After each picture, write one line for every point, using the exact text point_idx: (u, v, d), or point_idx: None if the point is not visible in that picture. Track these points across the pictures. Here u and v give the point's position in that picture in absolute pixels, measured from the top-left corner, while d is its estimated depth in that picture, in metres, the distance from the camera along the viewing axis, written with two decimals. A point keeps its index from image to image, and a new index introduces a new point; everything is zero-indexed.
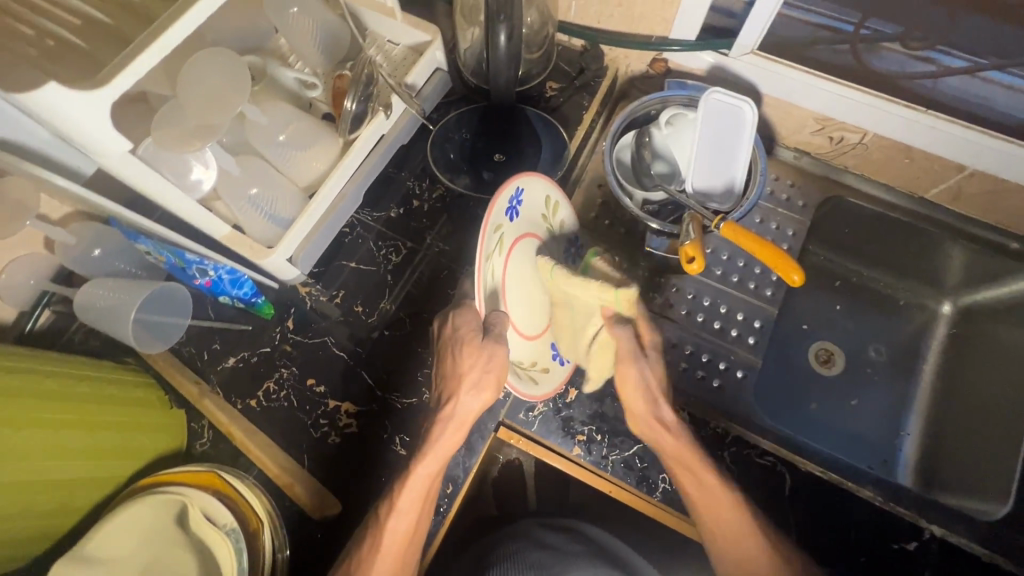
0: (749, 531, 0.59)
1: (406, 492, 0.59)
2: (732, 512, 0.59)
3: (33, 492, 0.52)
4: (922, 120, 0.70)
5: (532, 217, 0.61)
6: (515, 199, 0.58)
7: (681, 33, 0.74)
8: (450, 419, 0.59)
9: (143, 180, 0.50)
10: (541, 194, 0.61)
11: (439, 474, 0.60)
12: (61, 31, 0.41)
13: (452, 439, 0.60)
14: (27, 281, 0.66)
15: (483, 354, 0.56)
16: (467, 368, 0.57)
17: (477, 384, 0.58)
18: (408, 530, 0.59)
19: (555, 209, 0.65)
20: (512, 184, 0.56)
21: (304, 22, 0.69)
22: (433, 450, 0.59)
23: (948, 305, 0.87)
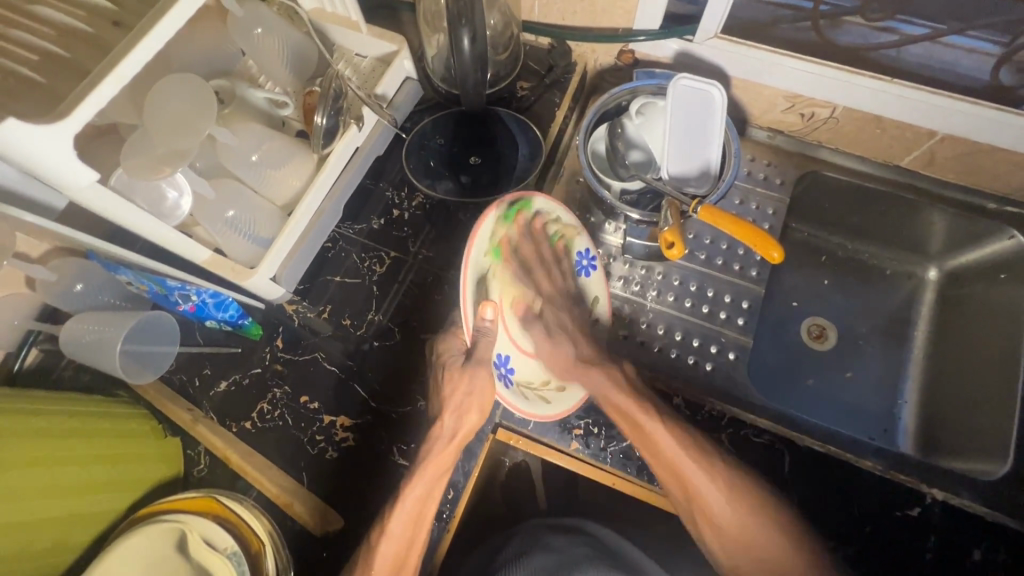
0: (702, 484, 0.64)
1: (398, 514, 0.61)
2: (668, 447, 0.64)
3: (29, 532, 0.51)
4: (889, 89, 0.71)
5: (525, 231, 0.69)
6: (509, 210, 0.65)
7: (644, 23, 0.75)
8: (441, 436, 0.63)
9: (115, 210, 0.50)
10: (535, 212, 0.69)
11: (430, 495, 0.62)
12: (20, 69, 0.42)
13: (443, 456, 0.63)
14: (12, 321, 0.66)
15: (469, 376, 0.62)
16: (454, 392, 0.62)
17: (461, 407, 0.63)
18: (396, 555, 0.60)
19: (555, 219, 0.71)
20: (503, 204, 0.64)
21: (270, 42, 0.70)
22: (426, 468, 0.62)
23: (934, 270, 0.87)
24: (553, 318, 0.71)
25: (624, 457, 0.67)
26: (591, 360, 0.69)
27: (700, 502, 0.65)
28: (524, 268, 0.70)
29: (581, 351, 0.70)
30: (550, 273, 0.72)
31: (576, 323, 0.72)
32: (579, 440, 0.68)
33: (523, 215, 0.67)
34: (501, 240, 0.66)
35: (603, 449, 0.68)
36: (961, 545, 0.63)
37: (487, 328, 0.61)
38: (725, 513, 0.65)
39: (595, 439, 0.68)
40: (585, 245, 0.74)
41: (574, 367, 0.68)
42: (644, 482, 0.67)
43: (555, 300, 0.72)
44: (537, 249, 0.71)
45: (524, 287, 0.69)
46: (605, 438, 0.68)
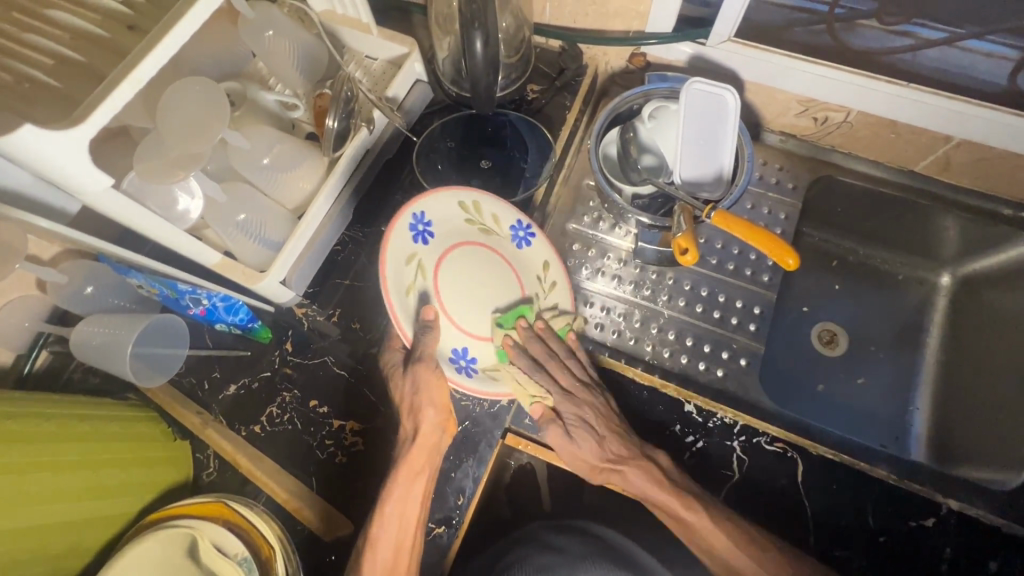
0: (748, 566, 0.59)
1: (384, 517, 0.60)
2: (710, 535, 0.60)
3: (41, 537, 0.51)
4: (905, 94, 0.70)
5: (450, 229, 0.67)
6: (419, 222, 0.64)
7: (657, 26, 0.74)
8: (410, 437, 0.63)
9: (128, 212, 0.49)
10: (452, 207, 0.67)
11: (409, 507, 0.61)
12: (36, 73, 0.41)
13: (415, 456, 0.62)
14: (21, 323, 0.65)
15: (410, 376, 0.62)
16: (402, 391, 0.63)
17: (412, 405, 0.63)
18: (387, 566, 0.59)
19: (477, 208, 0.68)
20: (408, 212, 0.63)
21: (280, 43, 0.69)
22: (398, 471, 0.61)
23: (947, 276, 0.86)
24: (571, 413, 0.66)
25: None
26: (625, 456, 0.65)
27: (732, 566, 0.60)
28: (541, 369, 0.67)
29: (606, 451, 0.65)
30: (566, 363, 0.69)
31: (601, 415, 0.67)
32: None
33: (522, 320, 0.68)
34: (512, 320, 0.68)
35: None
36: (974, 555, 0.63)
37: (430, 327, 0.62)
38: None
39: None
40: (513, 217, 0.69)
41: (603, 466, 0.65)
42: None
43: (580, 395, 0.67)
44: (548, 347, 0.68)
45: (545, 382, 0.66)
46: None
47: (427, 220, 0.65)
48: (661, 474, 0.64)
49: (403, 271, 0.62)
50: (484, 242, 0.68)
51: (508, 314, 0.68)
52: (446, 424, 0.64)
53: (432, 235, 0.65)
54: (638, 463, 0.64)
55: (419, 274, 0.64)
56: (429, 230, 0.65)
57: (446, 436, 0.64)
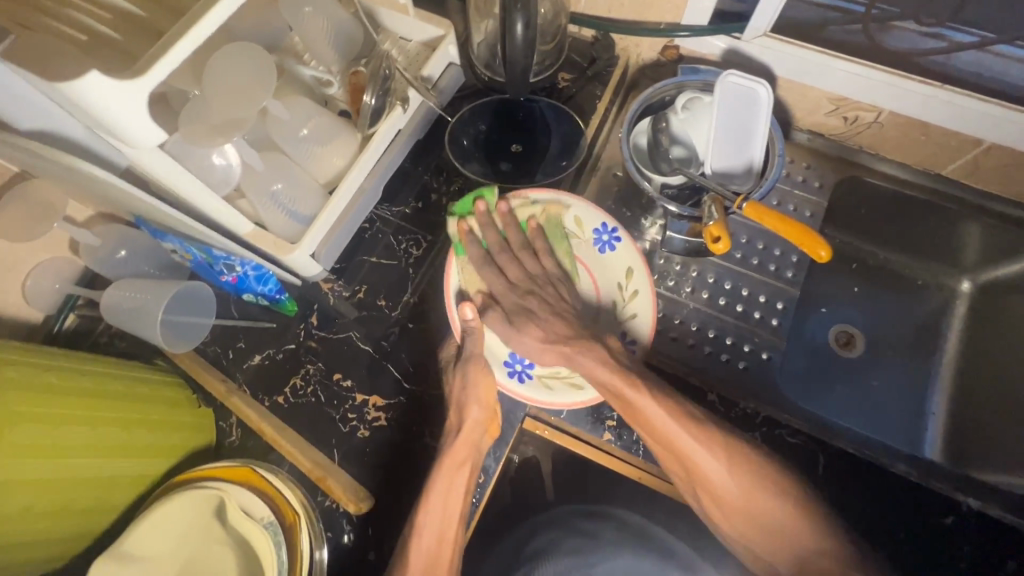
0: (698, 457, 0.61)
1: (428, 509, 0.60)
2: (656, 416, 0.61)
3: (75, 489, 0.51)
4: (937, 95, 0.71)
5: (534, 227, 0.75)
6: (491, 215, 0.74)
7: (692, 20, 0.75)
8: (457, 432, 0.64)
9: (173, 171, 0.50)
10: (535, 207, 0.75)
11: (452, 501, 0.62)
12: (97, 27, 0.42)
13: (457, 450, 0.63)
14: (53, 285, 0.66)
15: (460, 371, 0.66)
16: (451, 388, 0.65)
17: (466, 401, 0.64)
18: (429, 557, 0.59)
19: (561, 211, 0.75)
20: (479, 202, 0.74)
21: (317, 21, 0.69)
22: (440, 462, 0.62)
23: (967, 283, 0.86)
24: (515, 305, 0.71)
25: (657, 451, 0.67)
26: (567, 341, 0.67)
27: (750, 518, 0.61)
28: (493, 262, 0.73)
29: (551, 332, 0.68)
30: (519, 255, 0.74)
31: (545, 305, 0.71)
32: (612, 432, 0.68)
33: (480, 202, 0.74)
34: (471, 200, 0.74)
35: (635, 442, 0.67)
36: (993, 555, 0.63)
37: (471, 327, 0.67)
38: (724, 482, 0.61)
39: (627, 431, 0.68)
40: (598, 221, 0.74)
41: (591, 402, 0.68)
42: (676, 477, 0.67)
43: (527, 282, 0.73)
44: (505, 237, 0.74)
45: (491, 274, 0.73)
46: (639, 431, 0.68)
47: (505, 210, 0.74)
48: (609, 358, 0.65)
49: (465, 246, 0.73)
50: (571, 246, 0.76)
51: (464, 201, 0.74)
52: (489, 425, 0.66)
53: (509, 226, 0.74)
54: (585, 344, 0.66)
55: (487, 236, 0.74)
56: (504, 225, 0.74)
57: (486, 437, 0.66)
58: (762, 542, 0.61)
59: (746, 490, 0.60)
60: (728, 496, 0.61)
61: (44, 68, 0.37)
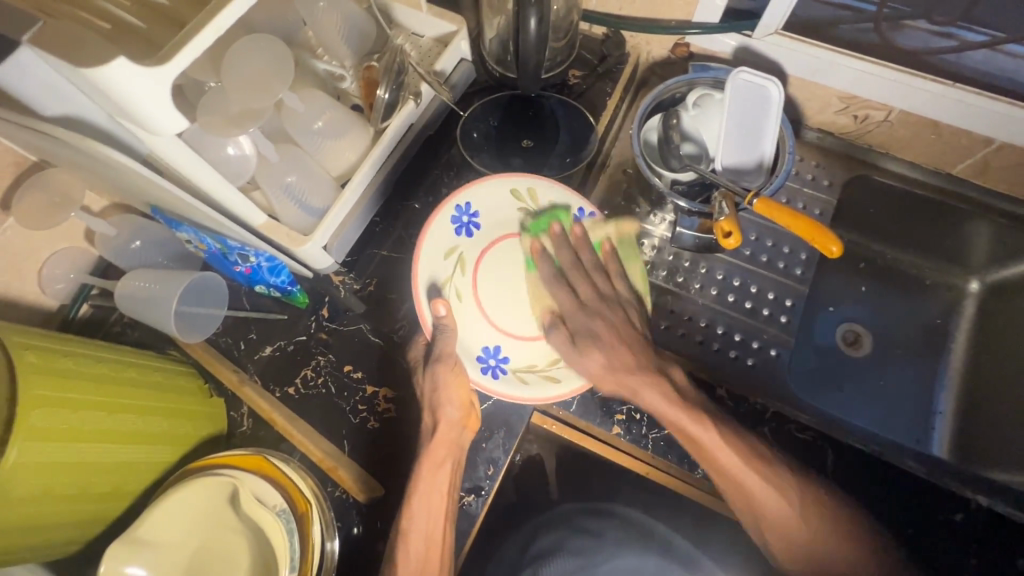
0: (738, 472, 0.62)
1: (412, 514, 0.60)
2: (656, 403, 0.64)
3: (90, 475, 0.52)
4: (948, 93, 0.71)
5: (495, 221, 0.73)
6: (464, 213, 0.72)
7: (704, 17, 0.75)
8: (433, 433, 0.64)
9: (190, 160, 0.50)
10: (503, 198, 0.73)
11: (438, 504, 0.61)
12: (121, 15, 0.43)
13: (434, 450, 0.63)
14: (67, 274, 0.67)
15: (431, 374, 0.65)
16: (423, 389, 0.65)
17: (441, 401, 0.64)
18: (418, 561, 0.59)
19: (533, 195, 0.73)
20: (453, 204, 0.71)
21: (331, 16, 0.69)
22: (421, 465, 0.62)
23: (976, 283, 0.86)
24: (582, 325, 0.70)
25: (666, 445, 0.67)
26: (629, 368, 0.67)
27: (759, 515, 0.63)
28: (563, 279, 0.73)
29: (613, 360, 0.68)
30: (594, 281, 0.73)
31: (613, 327, 0.70)
32: (621, 425, 0.68)
33: (540, 238, 0.73)
34: (545, 223, 0.73)
35: (644, 436, 0.67)
36: (1003, 552, 0.63)
37: (443, 323, 0.66)
38: (767, 497, 0.62)
39: (636, 426, 0.67)
40: (575, 204, 0.73)
41: (613, 374, 0.67)
42: (684, 471, 0.66)
43: (596, 306, 0.71)
44: (577, 254, 0.73)
45: (559, 292, 0.72)
46: (647, 425, 0.68)
47: (472, 211, 0.73)
48: (671, 390, 0.65)
49: (441, 263, 0.71)
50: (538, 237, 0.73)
51: (539, 220, 0.73)
52: (467, 421, 0.65)
53: (477, 226, 0.73)
54: (655, 384, 0.66)
55: (458, 267, 0.71)
56: (473, 221, 0.72)
57: (467, 433, 0.66)
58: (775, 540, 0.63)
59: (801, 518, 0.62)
60: (776, 516, 0.63)
61: (71, 53, 0.37)
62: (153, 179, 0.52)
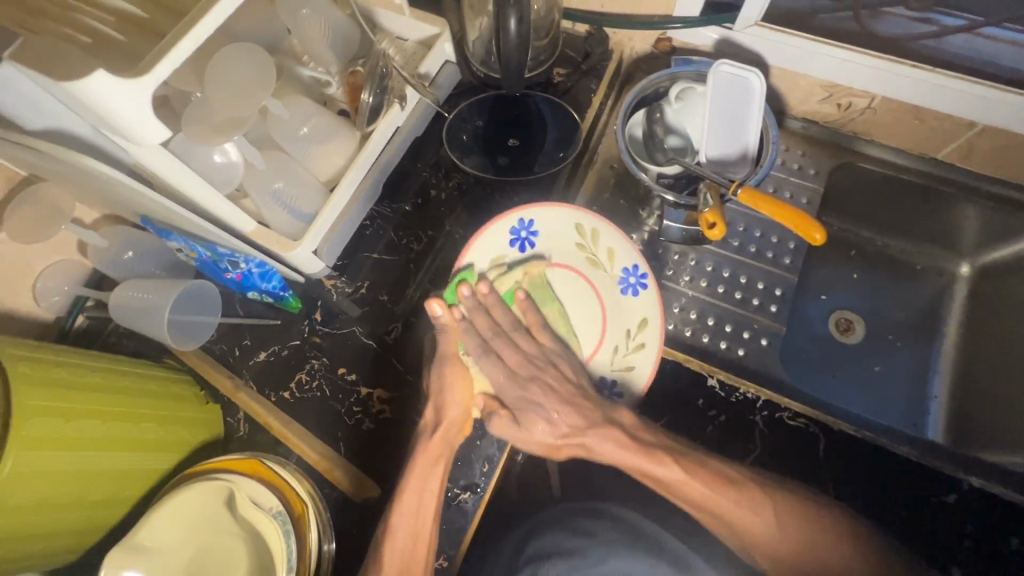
0: (737, 513, 0.58)
1: (401, 509, 0.61)
2: (690, 486, 0.59)
3: (86, 482, 0.52)
4: (929, 78, 0.71)
5: (559, 247, 0.72)
6: (522, 229, 0.71)
7: (685, 11, 0.75)
8: (431, 429, 0.64)
9: (177, 170, 0.51)
10: (567, 226, 0.71)
11: (426, 504, 0.61)
12: (101, 28, 0.43)
13: (431, 446, 0.63)
14: (61, 286, 0.68)
15: (438, 370, 0.67)
16: (430, 386, 0.67)
17: (441, 398, 0.66)
18: (403, 561, 0.60)
19: (594, 238, 0.72)
20: (515, 217, 0.70)
21: (316, 23, 0.70)
22: (415, 460, 0.63)
23: (966, 266, 0.87)
24: (518, 398, 0.68)
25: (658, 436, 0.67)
26: (580, 429, 0.65)
27: (763, 547, 0.58)
28: (490, 349, 0.69)
29: (561, 426, 0.66)
30: (515, 340, 0.70)
31: (563, 382, 0.69)
32: None
33: (465, 287, 0.69)
34: (455, 288, 0.69)
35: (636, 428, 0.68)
36: (996, 532, 0.64)
37: (442, 324, 0.67)
38: (778, 538, 0.58)
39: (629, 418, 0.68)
40: (630, 261, 0.71)
41: (560, 444, 0.66)
42: None
43: (527, 371, 0.69)
44: (493, 318, 0.70)
45: (491, 363, 0.69)
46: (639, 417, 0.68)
47: (534, 229, 0.71)
48: (624, 437, 0.63)
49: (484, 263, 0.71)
50: (589, 275, 0.72)
51: (450, 288, 0.69)
52: (463, 424, 0.66)
53: (533, 244, 0.72)
54: (595, 432, 0.64)
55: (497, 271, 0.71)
56: (530, 238, 0.71)
57: (461, 436, 0.66)
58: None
59: (791, 536, 0.57)
60: (781, 552, 0.58)
61: (52, 69, 0.38)
62: (140, 191, 0.53)
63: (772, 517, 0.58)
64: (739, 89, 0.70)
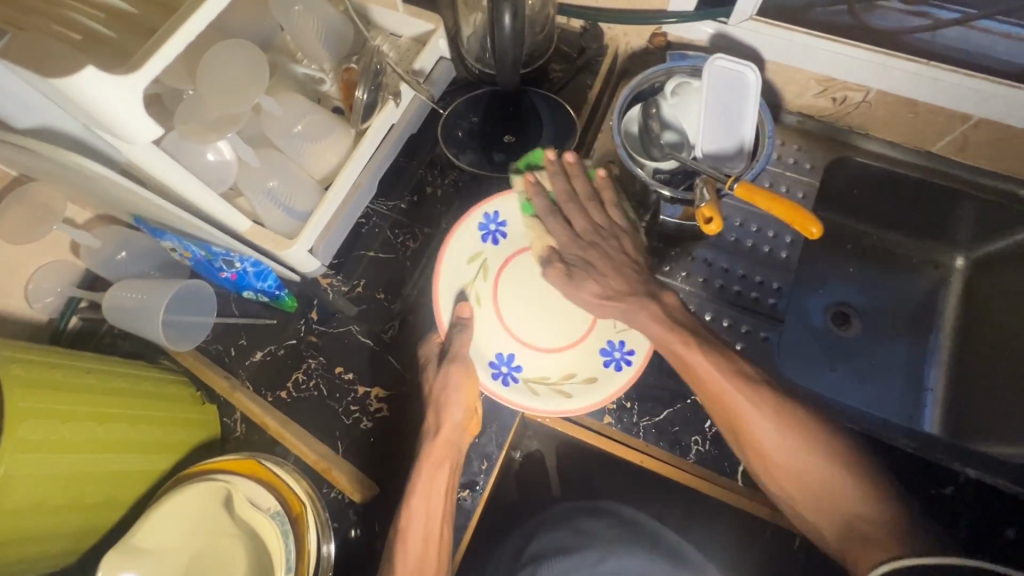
0: (745, 409, 0.60)
1: (411, 513, 0.60)
2: (705, 374, 0.62)
3: (82, 485, 0.52)
4: (924, 72, 0.71)
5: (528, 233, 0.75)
6: (491, 221, 0.74)
7: (679, 5, 0.75)
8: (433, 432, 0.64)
9: (171, 168, 0.50)
10: (532, 209, 0.75)
11: (436, 503, 0.61)
12: (90, 24, 0.43)
13: (435, 450, 0.63)
14: (54, 287, 0.67)
15: (443, 374, 0.65)
16: (432, 388, 0.65)
17: (445, 401, 0.64)
18: (415, 566, 0.59)
19: None
20: (481, 213, 0.74)
21: (310, 19, 0.69)
22: (421, 464, 0.63)
23: (961, 259, 0.87)
24: (578, 256, 0.70)
25: (657, 432, 0.68)
26: (623, 293, 0.67)
27: (761, 448, 0.60)
28: (559, 211, 0.72)
29: (607, 287, 0.68)
30: (586, 209, 0.72)
31: (614, 268, 0.69)
32: (612, 415, 0.69)
33: (544, 155, 0.73)
34: (524, 166, 0.76)
35: (635, 424, 0.68)
36: (994, 524, 0.64)
37: (464, 322, 0.68)
38: (778, 444, 0.60)
39: (628, 414, 0.69)
40: (599, 220, 0.74)
41: (604, 303, 0.67)
42: (676, 457, 0.67)
43: (590, 238, 0.71)
44: (572, 187, 0.72)
45: (558, 227, 0.71)
46: (638, 413, 0.69)
47: (500, 220, 0.75)
48: (661, 314, 0.65)
49: (464, 269, 0.73)
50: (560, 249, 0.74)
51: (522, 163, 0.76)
52: (469, 425, 0.65)
53: (502, 235, 0.74)
54: (641, 302, 0.66)
55: (480, 273, 0.73)
56: (500, 229, 0.74)
57: (466, 436, 0.65)
58: (796, 490, 0.59)
59: (792, 447, 0.59)
60: (777, 458, 0.60)
61: (41, 66, 0.37)
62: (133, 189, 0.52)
63: (776, 425, 0.60)
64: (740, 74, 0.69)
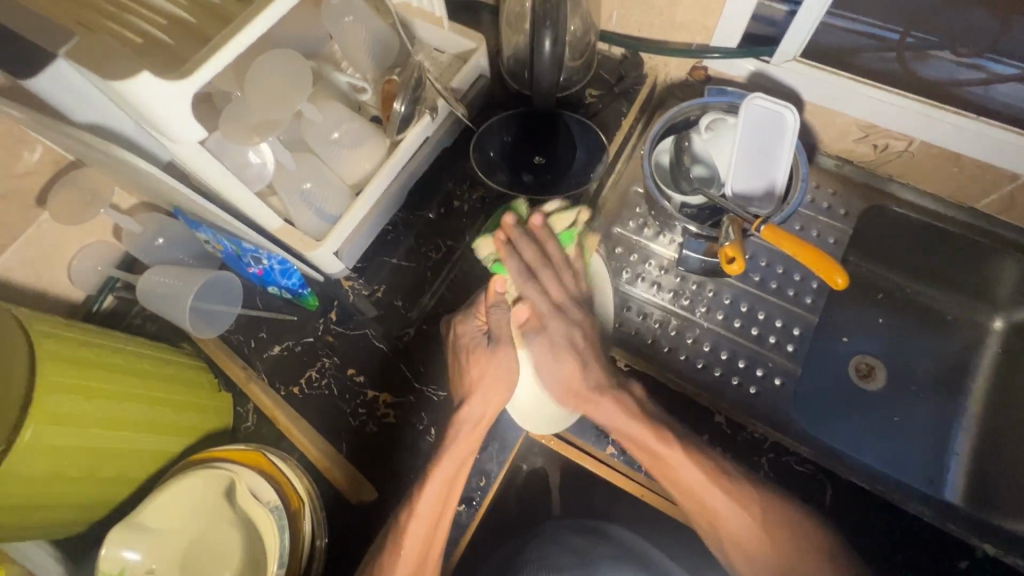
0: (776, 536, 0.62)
1: (426, 494, 0.62)
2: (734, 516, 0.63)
3: (98, 459, 0.55)
4: (973, 126, 0.69)
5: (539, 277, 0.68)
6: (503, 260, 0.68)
7: (722, 41, 0.74)
8: (464, 420, 0.64)
9: (213, 167, 0.53)
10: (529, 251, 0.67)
11: (457, 475, 0.63)
12: (150, 29, 0.46)
13: (469, 436, 0.64)
14: (95, 266, 0.72)
15: (495, 355, 0.65)
16: (480, 373, 0.65)
17: (488, 388, 0.65)
18: (425, 536, 0.61)
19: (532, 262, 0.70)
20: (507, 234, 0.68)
21: (357, 30, 0.71)
22: (451, 445, 0.64)
23: (1000, 321, 0.83)
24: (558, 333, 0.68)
25: None
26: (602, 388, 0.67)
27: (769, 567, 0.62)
28: (534, 277, 0.66)
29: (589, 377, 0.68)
30: (561, 276, 0.68)
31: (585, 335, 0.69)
32: (615, 446, 0.69)
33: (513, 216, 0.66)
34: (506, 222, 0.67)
35: (638, 458, 0.68)
36: None
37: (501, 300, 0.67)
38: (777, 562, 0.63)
39: (631, 447, 0.69)
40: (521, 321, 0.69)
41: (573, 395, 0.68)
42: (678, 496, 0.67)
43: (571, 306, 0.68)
44: (547, 250, 0.67)
45: (535, 292, 0.66)
46: None
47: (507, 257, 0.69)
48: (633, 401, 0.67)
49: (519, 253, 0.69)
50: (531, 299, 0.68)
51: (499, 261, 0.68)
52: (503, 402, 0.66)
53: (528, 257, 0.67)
54: (615, 396, 0.67)
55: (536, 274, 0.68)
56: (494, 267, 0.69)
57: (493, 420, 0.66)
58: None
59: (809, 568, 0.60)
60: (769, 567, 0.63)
61: (102, 69, 0.40)
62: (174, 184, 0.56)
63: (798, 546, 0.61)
64: (785, 109, 0.68)
